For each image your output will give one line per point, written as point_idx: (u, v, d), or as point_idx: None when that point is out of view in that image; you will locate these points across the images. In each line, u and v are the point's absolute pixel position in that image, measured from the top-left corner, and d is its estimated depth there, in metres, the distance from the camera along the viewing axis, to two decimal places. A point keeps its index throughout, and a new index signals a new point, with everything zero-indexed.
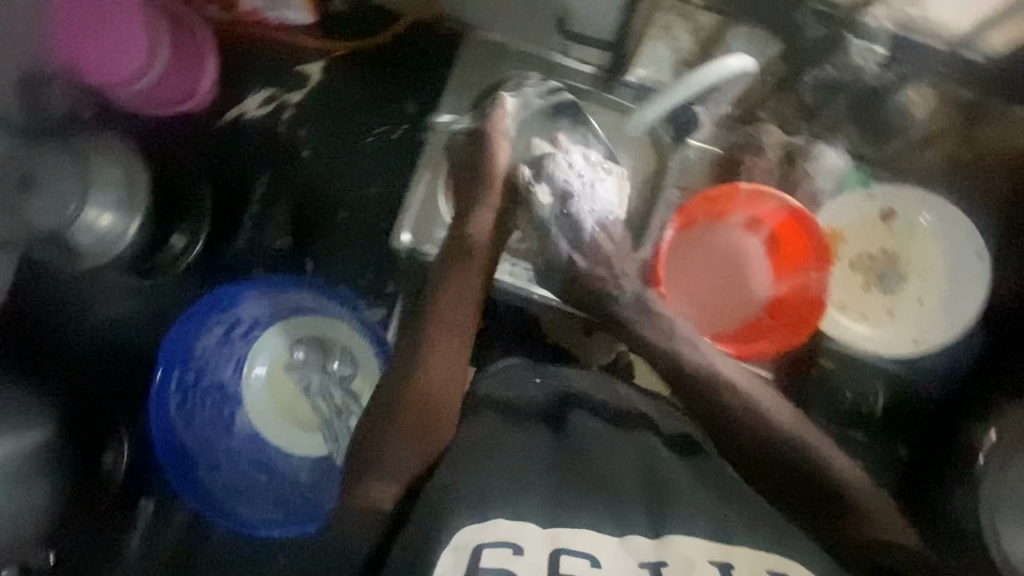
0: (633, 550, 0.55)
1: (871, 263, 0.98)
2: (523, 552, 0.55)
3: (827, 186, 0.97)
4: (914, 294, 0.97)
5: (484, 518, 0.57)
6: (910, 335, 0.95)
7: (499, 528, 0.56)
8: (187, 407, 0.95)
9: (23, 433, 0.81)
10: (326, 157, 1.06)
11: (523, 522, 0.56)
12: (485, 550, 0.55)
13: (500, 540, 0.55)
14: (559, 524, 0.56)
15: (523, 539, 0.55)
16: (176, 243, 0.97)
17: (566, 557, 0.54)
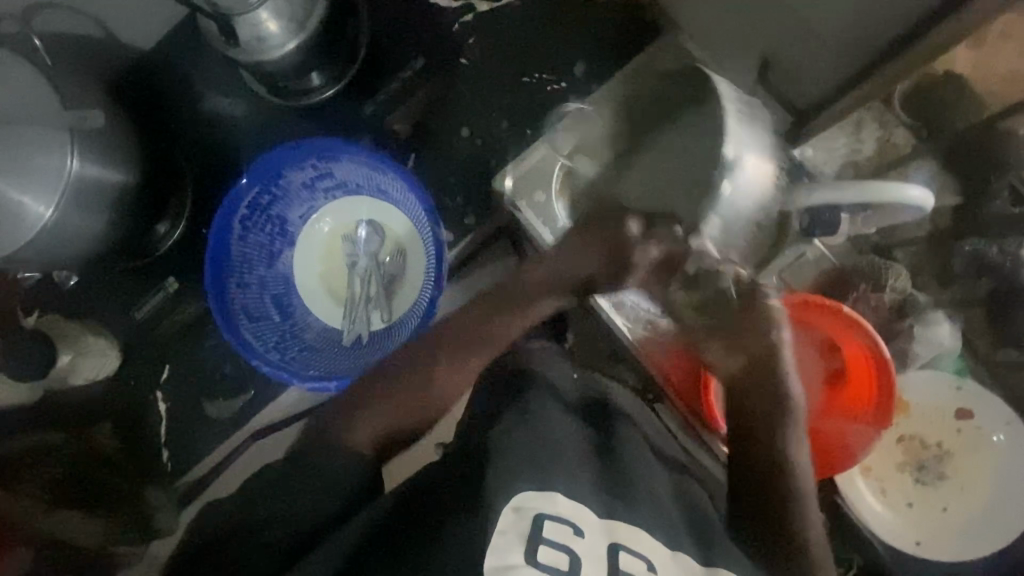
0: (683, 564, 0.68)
1: (919, 449, 0.94)
2: (582, 535, 0.64)
3: (924, 354, 0.92)
4: (942, 501, 0.92)
5: (543, 489, 0.66)
6: (915, 535, 0.91)
7: (557, 501, 0.65)
8: (249, 223, 0.99)
9: (108, 169, 0.87)
10: (480, 72, 1.06)
11: (580, 504, 0.66)
12: (546, 521, 0.63)
13: (561, 516, 0.64)
14: (616, 520, 0.67)
15: (584, 523, 0.65)
16: (313, 79, 1.01)
17: (623, 554, 0.64)
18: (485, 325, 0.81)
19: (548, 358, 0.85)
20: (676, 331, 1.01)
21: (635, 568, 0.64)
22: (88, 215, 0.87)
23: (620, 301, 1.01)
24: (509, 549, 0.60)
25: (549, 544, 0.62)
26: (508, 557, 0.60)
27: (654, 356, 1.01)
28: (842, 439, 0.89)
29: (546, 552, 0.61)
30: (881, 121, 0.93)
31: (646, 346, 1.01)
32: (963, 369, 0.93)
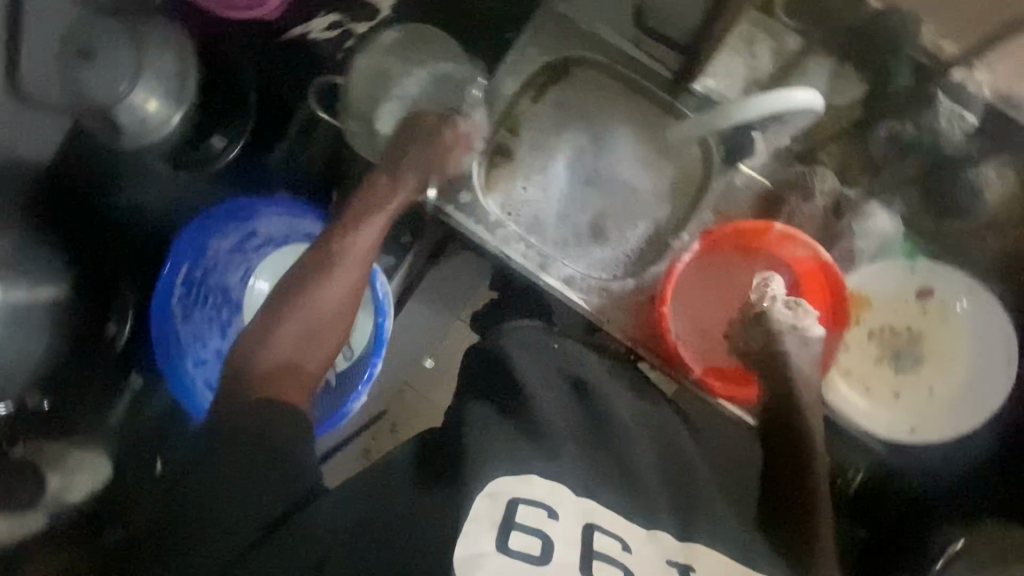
0: (662, 547, 0.61)
1: (892, 339, 0.94)
2: (557, 516, 0.59)
3: (869, 245, 0.92)
4: (926, 382, 0.92)
5: (519, 472, 0.61)
6: (909, 423, 0.90)
7: (532, 483, 0.60)
8: (189, 302, 0.99)
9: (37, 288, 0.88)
10: (371, 90, 1.04)
11: (559, 485, 0.61)
12: (519, 505, 0.58)
13: (534, 498, 0.59)
14: (591, 499, 0.61)
15: (558, 505, 0.60)
16: (215, 143, 0.99)
17: (598, 534, 0.59)
18: (329, 249, 0.86)
19: (515, 330, 0.79)
20: (631, 290, 1.02)
21: (610, 550, 0.59)
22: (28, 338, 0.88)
23: (569, 275, 1.02)
24: (480, 533, 0.56)
25: (522, 529, 0.57)
26: (480, 543, 0.56)
27: (616, 322, 1.01)
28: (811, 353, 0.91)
29: (519, 538, 0.56)
30: (769, 33, 0.95)
31: (608, 312, 1.01)
32: (913, 250, 0.93)
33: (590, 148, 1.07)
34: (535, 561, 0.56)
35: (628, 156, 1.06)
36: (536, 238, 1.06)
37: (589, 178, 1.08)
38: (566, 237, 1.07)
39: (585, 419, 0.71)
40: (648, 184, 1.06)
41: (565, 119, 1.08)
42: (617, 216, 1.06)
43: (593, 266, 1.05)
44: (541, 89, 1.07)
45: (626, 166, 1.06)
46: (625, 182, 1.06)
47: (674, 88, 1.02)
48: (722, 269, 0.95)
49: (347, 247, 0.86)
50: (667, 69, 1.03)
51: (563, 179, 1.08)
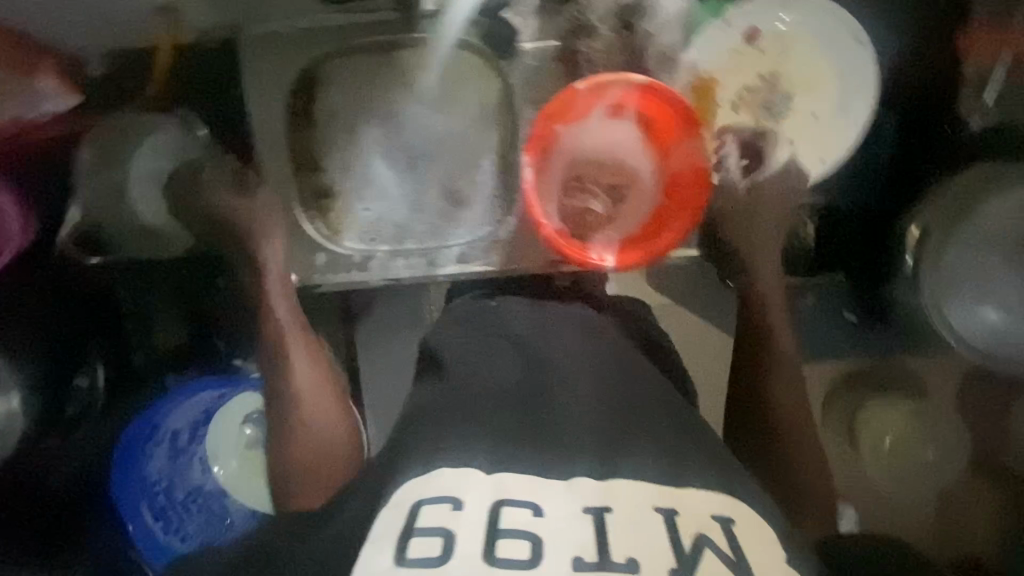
0: (578, 494, 0.53)
1: (755, 96, 0.89)
2: (463, 506, 0.52)
3: (675, 36, 0.87)
4: (807, 110, 0.88)
5: (427, 470, 0.55)
6: (814, 156, 0.89)
7: (439, 478, 0.54)
8: (173, 526, 0.95)
9: None
10: (166, 234, 0.97)
11: (467, 469, 0.55)
12: (423, 506, 0.52)
13: (438, 494, 0.53)
14: (506, 475, 0.55)
15: (462, 493, 0.53)
16: (81, 380, 0.94)
17: (508, 509, 0.51)
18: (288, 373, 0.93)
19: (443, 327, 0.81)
20: (517, 226, 0.99)
21: (522, 522, 0.51)
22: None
23: (460, 253, 1.00)
24: (377, 553, 0.49)
25: (423, 534, 0.49)
26: (375, 562, 0.48)
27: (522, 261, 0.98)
28: (690, 168, 0.89)
29: (416, 545, 0.48)
30: None
31: (512, 259, 0.99)
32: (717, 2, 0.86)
33: (389, 130, 1.00)
34: (433, 564, 0.47)
35: (424, 109, 0.99)
36: (410, 243, 1.01)
37: (407, 156, 1.00)
38: (433, 220, 1.01)
39: (516, 377, 0.68)
40: (462, 121, 0.99)
41: (347, 121, 1.00)
42: (459, 169, 1.00)
43: (472, 228, 1.00)
44: (306, 114, 0.99)
45: (430, 119, 0.99)
46: (439, 137, 1.00)
47: (407, 22, 0.95)
48: (571, 149, 0.90)
49: (293, 345, 0.94)
50: (386, 10, 0.94)
51: (389, 176, 1.01)
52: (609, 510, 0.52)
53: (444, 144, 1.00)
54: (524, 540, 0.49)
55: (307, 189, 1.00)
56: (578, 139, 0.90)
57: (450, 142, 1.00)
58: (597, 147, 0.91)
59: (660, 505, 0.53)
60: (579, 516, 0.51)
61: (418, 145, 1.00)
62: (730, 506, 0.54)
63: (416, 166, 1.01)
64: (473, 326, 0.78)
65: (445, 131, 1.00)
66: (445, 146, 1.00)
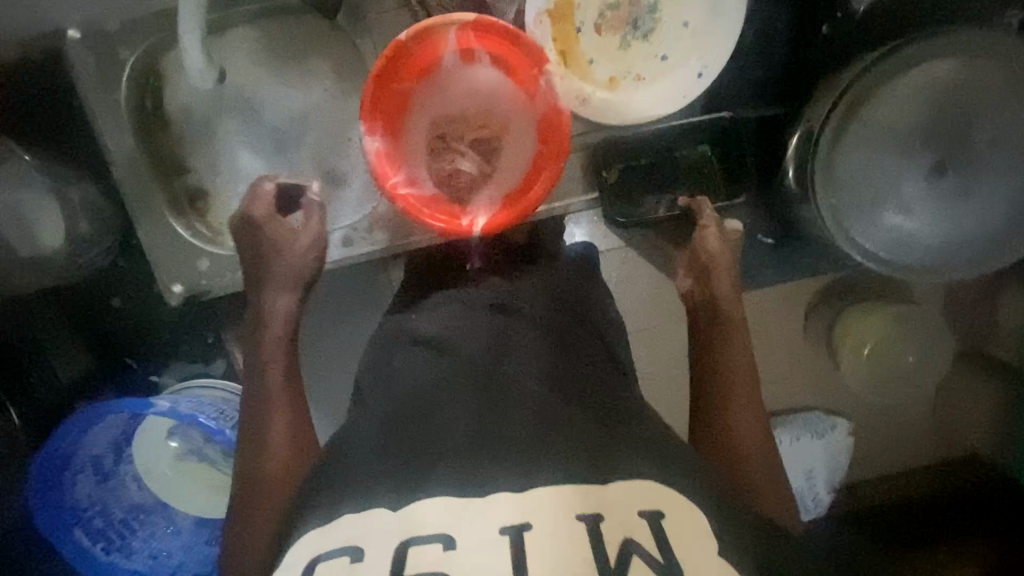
0: (492, 516, 0.49)
1: (617, 11, 0.79)
2: (363, 557, 0.48)
3: None
4: (677, 19, 0.79)
5: (326, 522, 0.52)
6: (692, 68, 0.80)
7: (338, 530, 0.51)
8: (117, 544, 0.98)
9: None
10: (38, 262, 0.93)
11: (369, 512, 0.50)
12: (321, 565, 0.49)
13: (337, 549, 0.49)
14: (414, 503, 0.50)
15: (365, 541, 0.49)
16: None
17: (416, 549, 0.47)
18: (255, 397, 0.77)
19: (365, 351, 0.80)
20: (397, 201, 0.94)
21: (431, 562, 0.46)
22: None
23: (344, 237, 0.94)
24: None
25: None
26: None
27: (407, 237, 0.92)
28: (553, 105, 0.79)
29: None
30: None
31: (398, 235, 0.95)
32: None
33: (249, 117, 0.94)
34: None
35: (279, 90, 0.94)
36: None
37: (274, 142, 0.95)
38: None
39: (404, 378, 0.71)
40: (323, 96, 0.94)
41: (202, 117, 0.94)
42: (329, 148, 0.95)
43: (351, 208, 0.95)
44: (157, 116, 0.94)
45: (288, 101, 0.94)
46: (303, 117, 0.94)
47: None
48: (425, 108, 0.84)
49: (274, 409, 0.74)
50: None
51: (257, 166, 0.95)
52: (529, 526, 0.48)
53: (311, 123, 0.95)
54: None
55: (174, 195, 0.95)
56: (429, 97, 0.83)
57: (316, 120, 0.95)
58: (452, 103, 0.84)
59: (585, 513, 0.49)
60: (496, 541, 0.47)
61: (283, 128, 0.95)
62: (654, 496, 0.51)
63: (285, 151, 0.95)
64: (391, 334, 0.76)
65: (308, 109, 0.94)
66: (311, 125, 0.95)
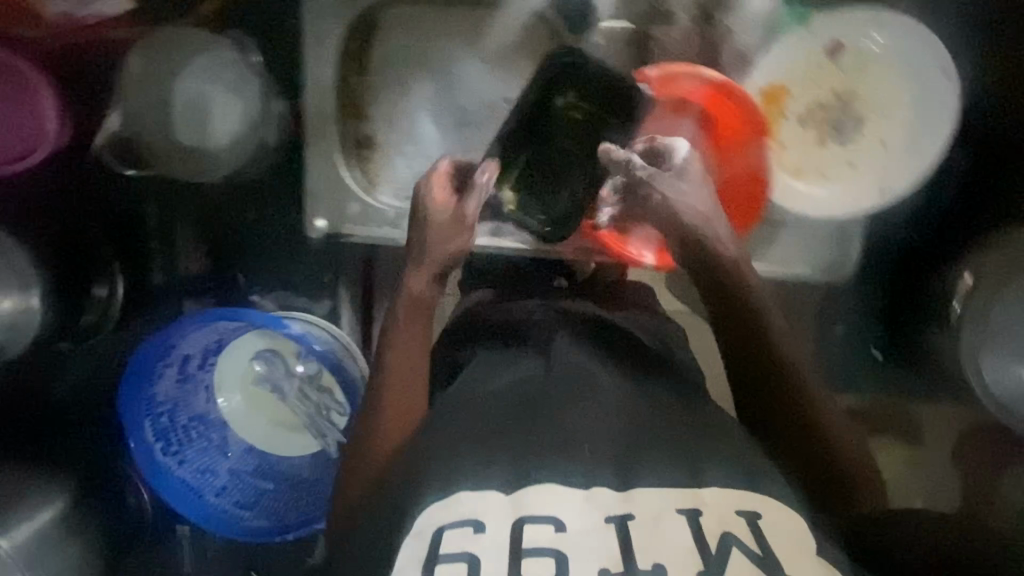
0: (599, 505, 0.52)
1: (825, 114, 0.86)
2: (486, 529, 0.51)
3: (757, 37, 0.83)
4: (876, 138, 0.85)
5: (446, 493, 0.54)
6: (873, 185, 0.86)
7: (461, 504, 0.53)
8: (174, 448, 0.96)
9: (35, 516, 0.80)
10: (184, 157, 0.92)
11: (485, 491, 0.53)
12: (446, 533, 0.51)
13: (462, 518, 0.52)
14: (524, 490, 0.53)
15: (484, 514, 0.52)
16: (99, 291, 0.93)
17: (530, 527, 0.50)
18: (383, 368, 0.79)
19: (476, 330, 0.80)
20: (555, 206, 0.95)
21: (544, 539, 0.50)
22: (65, 553, 0.83)
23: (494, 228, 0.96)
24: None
25: (450, 560, 0.49)
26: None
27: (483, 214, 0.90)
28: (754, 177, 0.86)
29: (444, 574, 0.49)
30: None
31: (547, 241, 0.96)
32: (805, 10, 0.81)
33: (447, 91, 0.97)
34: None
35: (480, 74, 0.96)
36: None
37: (461, 120, 0.98)
38: None
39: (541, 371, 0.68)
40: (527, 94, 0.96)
41: (401, 74, 0.97)
42: None
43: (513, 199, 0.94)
44: (361, 59, 0.96)
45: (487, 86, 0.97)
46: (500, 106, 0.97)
47: None
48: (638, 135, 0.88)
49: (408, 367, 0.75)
50: None
51: (435, 137, 0.99)
52: (631, 517, 0.51)
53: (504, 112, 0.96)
54: (546, 558, 0.49)
55: (349, 137, 0.97)
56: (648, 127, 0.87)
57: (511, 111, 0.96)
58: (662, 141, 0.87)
59: (682, 507, 0.52)
60: (601, 528, 0.50)
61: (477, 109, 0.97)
62: (760, 503, 0.54)
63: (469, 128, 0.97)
64: (493, 325, 0.79)
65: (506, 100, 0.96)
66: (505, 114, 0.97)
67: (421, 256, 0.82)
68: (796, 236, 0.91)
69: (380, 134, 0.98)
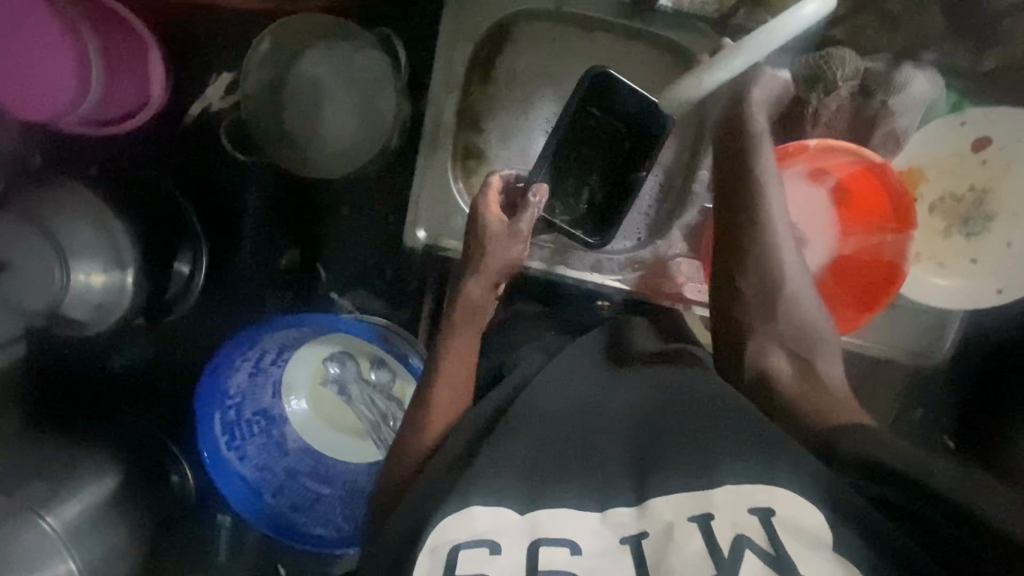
0: (615, 527, 0.49)
1: (956, 206, 0.85)
2: (500, 552, 0.48)
3: (911, 121, 0.80)
4: (1003, 236, 0.84)
5: (461, 508, 0.51)
6: (994, 285, 0.85)
7: (474, 518, 0.50)
8: (238, 442, 0.92)
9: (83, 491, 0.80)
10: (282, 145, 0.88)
11: (500, 511, 0.50)
12: (460, 551, 0.49)
13: (477, 537, 0.49)
14: (538, 511, 0.50)
15: (500, 536, 0.49)
16: (181, 268, 0.89)
17: (545, 550, 0.48)
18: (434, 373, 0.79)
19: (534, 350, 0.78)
20: (661, 254, 0.95)
21: (562, 562, 0.47)
22: (112, 531, 0.82)
23: (594, 261, 0.95)
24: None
25: None
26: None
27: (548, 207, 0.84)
28: (880, 258, 0.81)
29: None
30: None
31: (648, 285, 0.94)
32: (957, 99, 0.82)
33: None
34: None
35: None
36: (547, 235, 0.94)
37: None
38: None
39: None
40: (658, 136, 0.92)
41: (526, 89, 0.93)
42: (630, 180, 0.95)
43: (622, 236, 0.95)
44: (492, 71, 0.92)
45: None
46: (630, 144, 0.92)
47: (633, 11, 0.91)
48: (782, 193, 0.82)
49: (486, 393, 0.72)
50: None
51: None
52: (645, 536, 0.48)
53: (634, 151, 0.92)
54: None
55: (462, 148, 0.94)
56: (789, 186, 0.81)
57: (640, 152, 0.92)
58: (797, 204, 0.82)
59: (694, 514, 0.47)
60: (617, 551, 0.47)
61: None
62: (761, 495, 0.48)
63: None
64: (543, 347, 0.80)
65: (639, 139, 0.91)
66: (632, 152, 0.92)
67: (482, 260, 0.72)
68: (909, 321, 0.89)
69: (493, 149, 0.94)
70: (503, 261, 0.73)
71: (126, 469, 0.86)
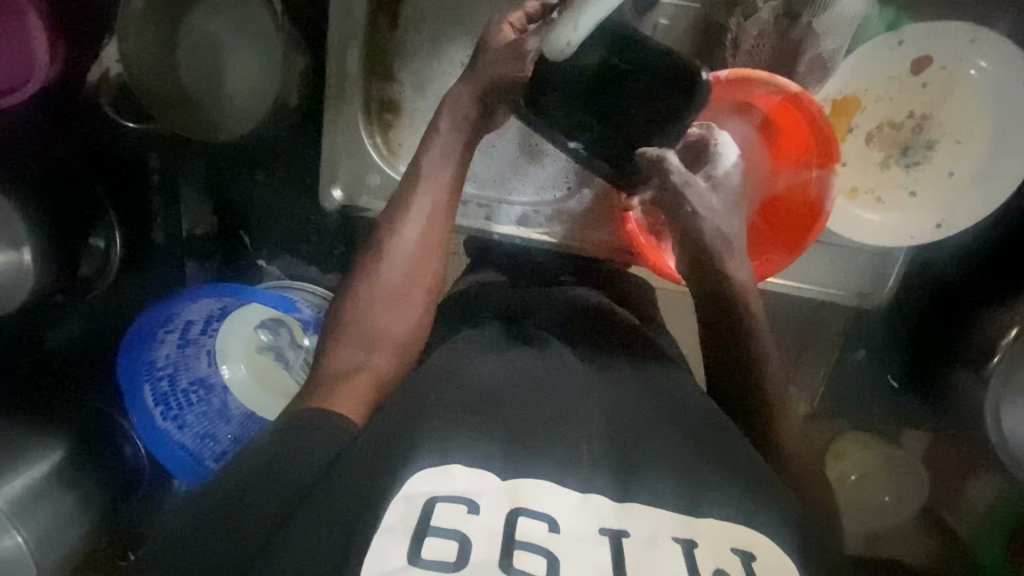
0: (595, 513, 0.50)
1: (895, 134, 0.79)
2: (479, 510, 0.48)
3: (839, 44, 0.73)
4: (945, 166, 0.79)
5: (440, 463, 0.50)
6: (935, 218, 0.80)
7: (456, 476, 0.50)
8: (174, 413, 0.91)
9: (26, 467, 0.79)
10: (180, 107, 0.83)
11: (481, 473, 0.50)
12: (439, 503, 0.48)
13: (455, 494, 0.49)
14: (522, 479, 0.50)
15: (480, 495, 0.49)
16: (96, 242, 0.87)
17: (524, 519, 0.48)
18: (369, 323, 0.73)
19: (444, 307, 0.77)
20: (590, 203, 0.90)
21: (536, 536, 0.47)
22: (60, 506, 0.82)
23: (521, 214, 0.91)
24: (392, 545, 0.45)
25: (440, 534, 0.46)
26: (392, 557, 0.45)
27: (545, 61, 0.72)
28: (806, 194, 0.77)
29: (433, 544, 0.46)
30: None
31: (576, 236, 0.91)
32: (896, 15, 0.74)
33: None
34: (449, 569, 0.45)
35: None
36: (470, 188, 0.90)
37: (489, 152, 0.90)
38: (499, 169, 0.90)
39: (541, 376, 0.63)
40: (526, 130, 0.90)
41: (437, 32, 0.87)
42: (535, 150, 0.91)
43: (548, 187, 0.91)
44: (394, 15, 0.86)
45: None
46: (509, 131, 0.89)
47: None
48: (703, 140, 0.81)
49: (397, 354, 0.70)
50: None
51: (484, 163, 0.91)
52: (626, 534, 0.49)
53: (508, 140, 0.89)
54: (538, 555, 0.46)
55: (372, 102, 0.89)
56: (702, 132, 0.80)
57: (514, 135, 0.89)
58: None
59: (678, 535, 0.49)
60: (595, 538, 0.48)
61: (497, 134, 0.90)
62: (744, 536, 0.50)
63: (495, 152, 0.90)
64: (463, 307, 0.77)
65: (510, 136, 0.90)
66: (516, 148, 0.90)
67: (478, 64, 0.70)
68: (844, 257, 0.85)
69: (405, 101, 0.89)
70: (497, 72, 0.69)
71: (68, 445, 0.85)
